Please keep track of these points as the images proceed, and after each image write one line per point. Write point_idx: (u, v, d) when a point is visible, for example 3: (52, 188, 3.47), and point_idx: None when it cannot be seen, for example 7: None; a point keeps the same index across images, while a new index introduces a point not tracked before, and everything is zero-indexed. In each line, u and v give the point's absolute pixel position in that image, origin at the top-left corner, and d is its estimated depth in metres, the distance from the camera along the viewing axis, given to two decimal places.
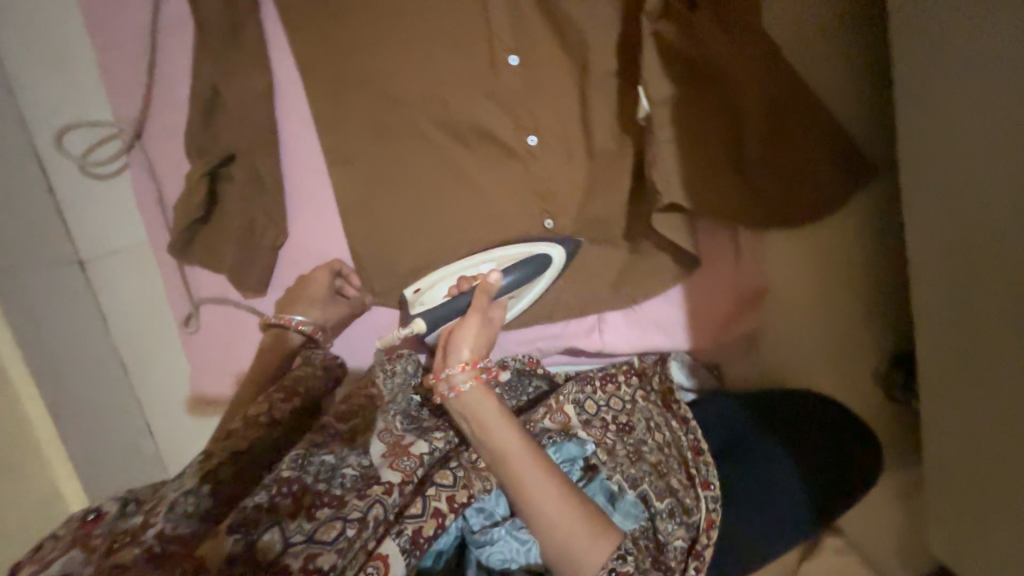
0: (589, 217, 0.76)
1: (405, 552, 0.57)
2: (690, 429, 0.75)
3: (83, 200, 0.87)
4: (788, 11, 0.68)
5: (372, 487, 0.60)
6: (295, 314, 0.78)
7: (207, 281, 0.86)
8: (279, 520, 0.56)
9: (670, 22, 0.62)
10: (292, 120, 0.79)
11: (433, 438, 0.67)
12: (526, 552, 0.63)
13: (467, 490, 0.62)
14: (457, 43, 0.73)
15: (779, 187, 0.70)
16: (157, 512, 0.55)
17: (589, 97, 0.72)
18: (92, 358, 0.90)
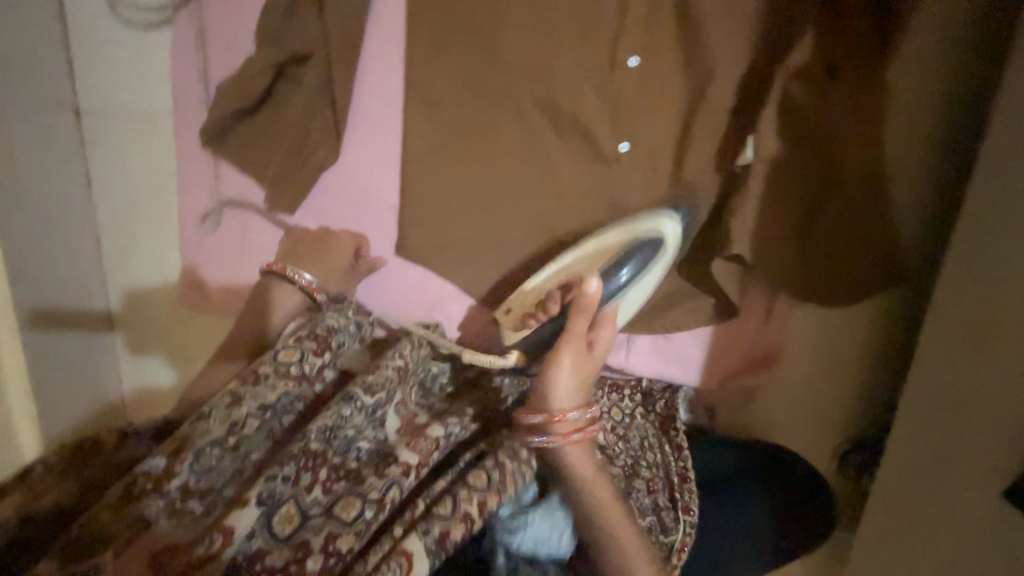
0: (652, 239, 0.76)
1: (429, 552, 0.55)
2: (681, 456, 0.77)
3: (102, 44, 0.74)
4: (903, 107, 0.70)
5: (389, 468, 0.60)
6: (307, 273, 0.73)
7: (230, 177, 0.78)
8: (297, 493, 0.55)
9: (807, 84, 0.62)
10: (382, 38, 0.72)
11: (448, 423, 0.69)
12: (559, 537, 0.65)
13: (497, 497, 0.62)
14: (583, 23, 0.69)
15: (828, 267, 0.74)
16: (181, 461, 0.54)
17: (693, 125, 0.71)
18: (58, 222, 0.79)
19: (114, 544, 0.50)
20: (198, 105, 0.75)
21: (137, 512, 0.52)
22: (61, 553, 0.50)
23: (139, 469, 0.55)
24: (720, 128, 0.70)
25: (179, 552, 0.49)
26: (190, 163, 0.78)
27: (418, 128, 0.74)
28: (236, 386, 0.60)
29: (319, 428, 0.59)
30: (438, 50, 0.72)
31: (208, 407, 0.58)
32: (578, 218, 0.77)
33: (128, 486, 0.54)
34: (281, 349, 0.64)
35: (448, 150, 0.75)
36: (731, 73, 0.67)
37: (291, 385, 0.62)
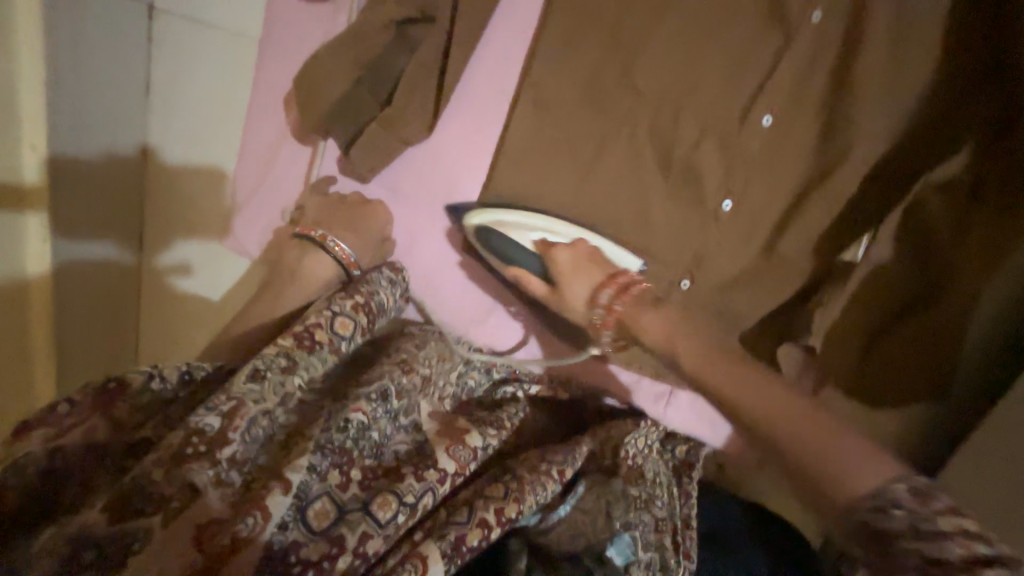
0: (725, 302, 0.73)
1: (446, 558, 0.53)
2: (689, 504, 0.76)
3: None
4: None
5: (427, 472, 0.57)
6: (341, 240, 0.70)
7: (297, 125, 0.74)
8: (331, 488, 0.53)
9: (943, 195, 0.62)
10: (512, 23, 0.67)
11: (488, 434, 0.66)
12: (592, 525, 0.67)
13: (516, 505, 0.59)
14: (730, 66, 0.64)
15: (885, 375, 0.71)
16: (235, 427, 0.52)
17: (806, 202, 0.67)
18: (116, 127, 0.71)
19: (162, 508, 0.47)
20: (298, 42, 0.70)
21: (186, 475, 0.49)
22: (110, 501, 0.47)
23: (191, 425, 0.51)
24: (834, 212, 0.66)
25: (218, 528, 0.48)
26: (271, 100, 0.73)
27: (524, 127, 0.69)
28: (290, 349, 0.58)
29: (354, 425, 0.55)
30: (567, 49, 0.66)
31: (258, 364, 0.56)
32: (658, 262, 0.73)
33: (181, 441, 0.50)
34: (335, 317, 0.62)
35: (549, 159, 0.70)
36: (865, 161, 0.64)
37: (324, 349, 0.60)
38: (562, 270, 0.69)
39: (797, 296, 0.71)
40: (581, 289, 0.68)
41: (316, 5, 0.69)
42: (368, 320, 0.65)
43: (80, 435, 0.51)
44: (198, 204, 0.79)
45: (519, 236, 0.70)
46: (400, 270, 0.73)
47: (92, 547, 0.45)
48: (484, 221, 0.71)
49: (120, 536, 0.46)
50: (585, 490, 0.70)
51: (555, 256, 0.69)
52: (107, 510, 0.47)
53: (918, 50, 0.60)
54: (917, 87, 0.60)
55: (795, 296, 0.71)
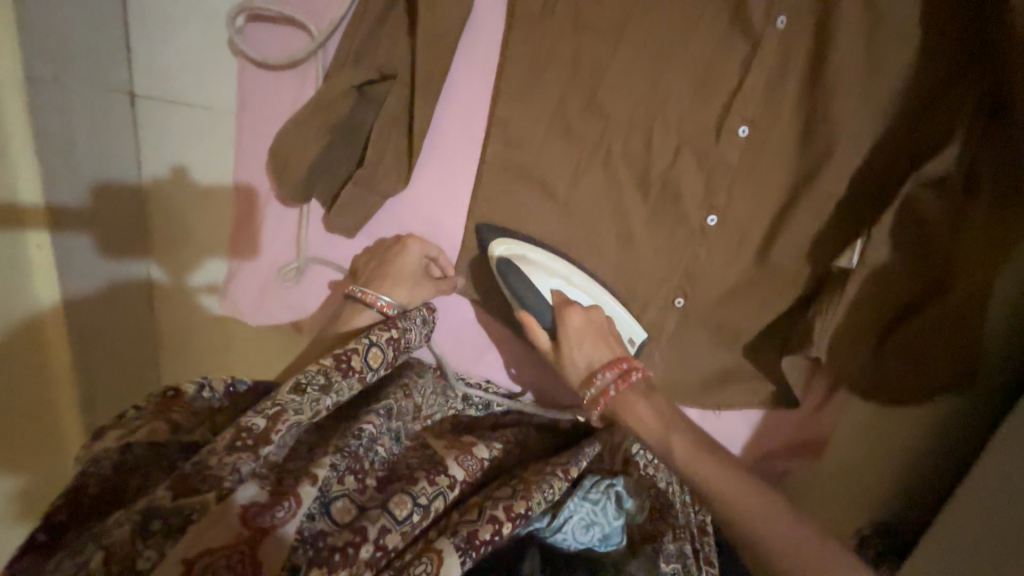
0: (721, 315, 0.73)
1: (460, 551, 0.54)
2: (701, 510, 0.76)
3: (174, 28, 0.72)
4: None
5: (439, 477, 0.60)
6: (381, 294, 0.71)
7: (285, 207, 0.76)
8: (351, 490, 0.56)
9: (938, 193, 0.59)
10: (472, 65, 0.68)
11: (493, 446, 0.69)
12: (603, 512, 0.71)
13: (525, 501, 0.61)
14: (700, 82, 0.63)
15: (901, 378, 0.69)
16: (278, 428, 0.54)
17: (795, 209, 0.65)
18: (118, 204, 0.76)
19: (216, 487, 0.49)
20: (273, 113, 0.73)
21: (235, 462, 0.51)
22: (176, 482, 0.49)
23: (240, 424, 0.54)
24: (825, 215, 0.64)
25: (259, 508, 0.48)
26: (258, 171, 0.76)
27: (499, 166, 0.70)
28: (330, 367, 0.60)
29: (365, 435, 0.59)
30: (532, 84, 0.66)
31: (301, 378, 0.58)
32: (649, 283, 0.73)
33: (230, 438, 0.53)
34: (370, 347, 0.64)
35: (529, 194, 0.71)
36: (850, 161, 0.62)
37: (356, 375, 0.61)
38: (570, 336, 0.67)
39: (797, 303, 0.69)
40: (584, 356, 0.67)
41: (279, 72, 0.71)
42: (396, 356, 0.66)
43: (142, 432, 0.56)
44: (201, 264, 0.83)
45: (540, 279, 0.69)
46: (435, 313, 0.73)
47: (158, 521, 0.47)
48: (511, 254, 0.69)
49: (180, 512, 0.47)
50: (592, 484, 0.73)
51: (566, 319, 0.67)
52: (174, 489, 0.49)
53: (892, 43, 0.57)
54: (897, 82, 0.58)
55: (794, 302, 0.70)
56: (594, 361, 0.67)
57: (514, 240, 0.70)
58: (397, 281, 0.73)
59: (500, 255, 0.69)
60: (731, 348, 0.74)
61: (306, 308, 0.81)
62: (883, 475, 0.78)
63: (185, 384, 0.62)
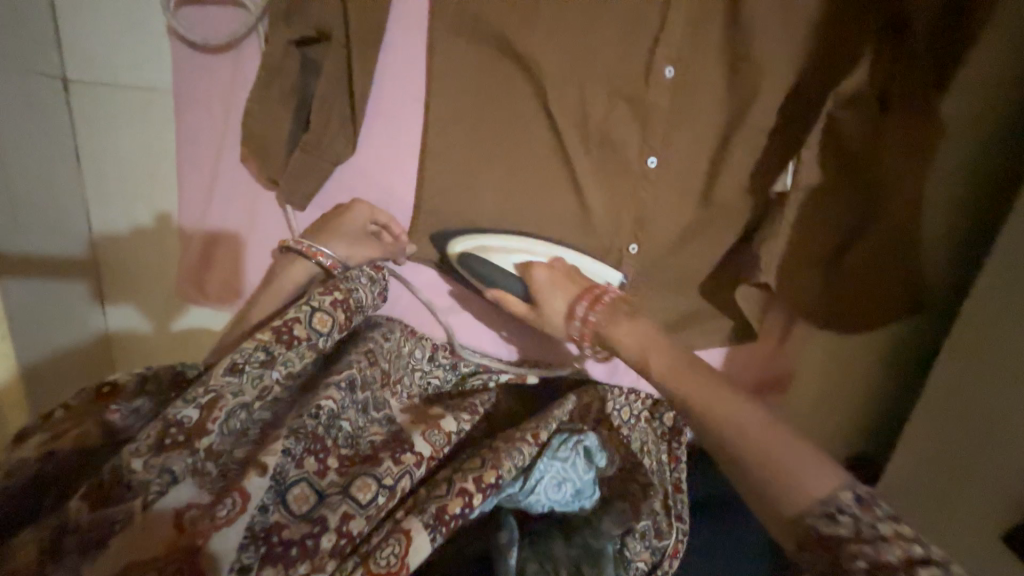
0: (674, 256, 0.74)
1: (428, 528, 0.53)
2: (677, 469, 0.76)
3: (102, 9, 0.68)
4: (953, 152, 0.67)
5: (404, 455, 0.58)
6: (319, 246, 0.68)
7: (236, 186, 0.76)
8: (309, 473, 0.53)
9: (853, 112, 0.62)
10: (405, 25, 0.68)
11: (461, 419, 0.67)
12: (574, 467, 0.66)
13: (495, 470, 0.59)
14: (625, 28, 0.65)
15: (848, 298, 0.71)
16: (214, 418, 0.52)
17: (729, 145, 0.68)
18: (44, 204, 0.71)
19: (142, 494, 0.47)
20: (209, 88, 0.72)
21: (165, 462, 0.49)
22: (92, 489, 0.47)
23: (169, 417, 0.51)
24: (759, 147, 0.67)
25: (197, 513, 0.47)
26: (209, 152, 0.75)
27: (444, 123, 0.71)
28: (268, 341, 0.57)
29: (324, 411, 0.56)
30: (468, 39, 0.67)
31: (236, 357, 0.55)
32: (602, 232, 0.74)
33: (157, 434, 0.50)
34: (313, 313, 0.60)
35: (478, 149, 0.72)
36: (776, 91, 0.64)
37: (302, 344, 0.59)
38: (538, 287, 0.68)
39: (743, 236, 0.72)
40: (558, 299, 0.66)
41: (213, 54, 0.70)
42: (347, 319, 0.63)
43: (67, 439, 0.52)
44: (151, 261, 0.82)
45: (501, 258, 0.71)
46: (379, 271, 0.71)
47: (74, 536, 0.45)
48: (473, 248, 0.72)
49: (98, 526, 0.46)
50: (561, 442, 0.68)
51: (533, 276, 0.68)
52: (88, 500, 0.47)
53: None
54: (809, 11, 0.61)
55: (740, 237, 0.72)
56: (563, 302, 0.66)
57: (474, 234, 0.72)
58: (335, 237, 0.71)
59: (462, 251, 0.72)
60: (687, 289, 0.75)
61: (251, 284, 0.81)
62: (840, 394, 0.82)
63: (121, 379, 0.58)
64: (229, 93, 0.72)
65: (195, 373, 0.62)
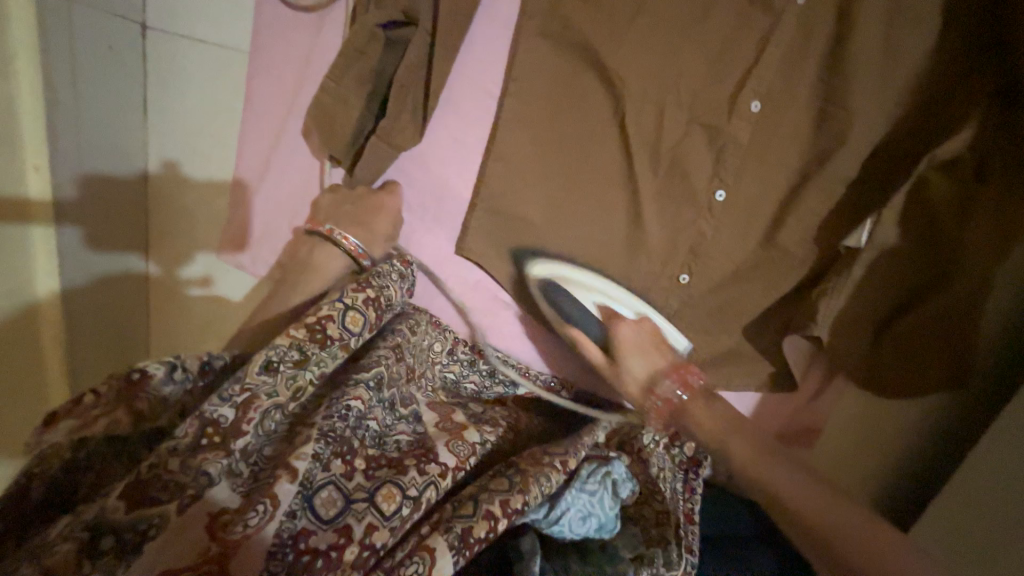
0: (724, 294, 0.72)
1: (454, 550, 0.52)
2: (693, 500, 0.74)
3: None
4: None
5: (429, 466, 0.58)
6: (352, 236, 0.69)
7: (295, 158, 0.75)
8: (336, 478, 0.53)
9: (944, 179, 0.59)
10: (493, 20, 0.67)
11: (484, 430, 0.68)
12: (600, 503, 0.65)
13: (522, 497, 0.58)
14: (716, 56, 0.63)
15: (901, 367, 0.69)
16: (249, 419, 0.51)
17: (803, 191, 0.66)
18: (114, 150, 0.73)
19: (177, 497, 0.47)
20: (286, 58, 0.71)
21: (201, 465, 0.48)
22: (128, 489, 0.46)
23: (205, 415, 0.50)
24: (836, 198, 0.65)
25: (231, 518, 0.47)
26: (278, 122, 0.74)
27: (515, 125, 0.69)
28: (303, 339, 0.56)
29: (353, 412, 0.56)
30: (554, 43, 0.66)
31: (270, 355, 0.54)
32: (655, 257, 0.72)
33: (194, 431, 0.50)
34: (346, 311, 0.60)
35: (544, 156, 0.70)
36: (864, 144, 0.62)
37: (335, 344, 0.58)
38: (624, 342, 0.71)
39: (800, 286, 0.70)
40: (639, 365, 0.70)
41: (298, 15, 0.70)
42: (377, 316, 0.63)
43: (97, 426, 0.50)
44: (199, 220, 0.82)
45: (583, 296, 0.73)
46: (408, 263, 0.72)
47: (109, 537, 0.44)
48: (555, 276, 0.73)
49: (132, 527, 0.45)
50: (589, 473, 0.67)
51: (618, 329, 0.71)
52: (125, 499, 0.46)
53: (913, 26, 0.58)
54: (913, 67, 0.59)
55: (797, 286, 0.70)
56: (657, 368, 0.70)
57: (554, 260, 0.74)
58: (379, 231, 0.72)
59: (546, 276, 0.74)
60: (733, 328, 0.74)
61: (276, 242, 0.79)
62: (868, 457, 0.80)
63: (152, 365, 0.54)
64: (305, 65, 0.71)
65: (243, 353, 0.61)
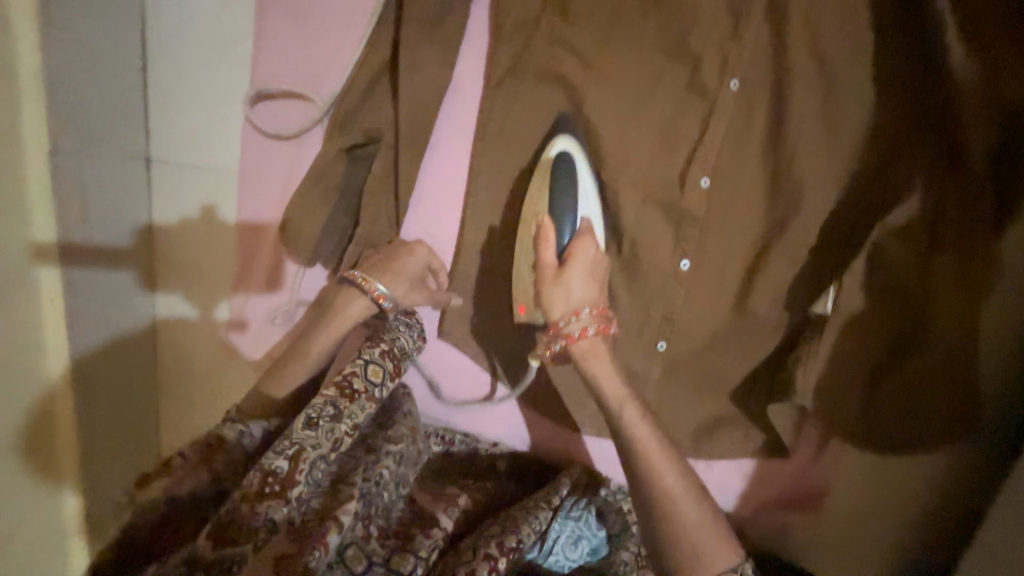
0: (705, 359, 0.72)
1: None
2: None
3: (194, 97, 0.78)
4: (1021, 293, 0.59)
5: (432, 530, 0.60)
6: (380, 284, 0.67)
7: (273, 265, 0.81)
8: (358, 539, 0.58)
9: (903, 241, 0.58)
10: (452, 131, 0.71)
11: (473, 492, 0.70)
12: (586, 525, 0.71)
13: (516, 535, 0.59)
14: (663, 139, 0.66)
15: (903, 426, 0.64)
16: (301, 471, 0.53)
17: (767, 255, 0.66)
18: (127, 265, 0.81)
19: (251, 540, 0.51)
20: (265, 177, 0.78)
21: (268, 511, 0.51)
22: (212, 530, 0.52)
23: (265, 467, 0.53)
24: (800, 262, 0.65)
25: (289, 560, 0.50)
26: (261, 232, 0.80)
27: (479, 215, 0.72)
28: (336, 397, 0.57)
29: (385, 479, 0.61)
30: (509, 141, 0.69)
31: (310, 412, 0.55)
32: (631, 329, 0.73)
33: (257, 483, 0.52)
34: (368, 365, 0.60)
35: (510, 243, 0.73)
36: (817, 208, 0.63)
37: (363, 397, 0.58)
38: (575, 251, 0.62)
39: (779, 349, 0.69)
40: (581, 285, 0.62)
41: (278, 144, 0.76)
42: (397, 368, 0.63)
43: (185, 486, 0.56)
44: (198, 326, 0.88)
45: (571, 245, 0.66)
46: (413, 315, 0.70)
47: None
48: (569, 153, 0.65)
49: (224, 562, 0.51)
50: (573, 503, 0.71)
51: (578, 244, 0.62)
52: (211, 538, 0.51)
53: (846, 98, 0.60)
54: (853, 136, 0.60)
55: (777, 350, 0.69)
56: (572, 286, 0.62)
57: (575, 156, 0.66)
58: (397, 276, 0.69)
59: (558, 154, 0.65)
60: (718, 392, 0.72)
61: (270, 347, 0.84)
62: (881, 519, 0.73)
63: (223, 431, 0.59)
64: (286, 185, 0.77)
65: (278, 420, 0.63)
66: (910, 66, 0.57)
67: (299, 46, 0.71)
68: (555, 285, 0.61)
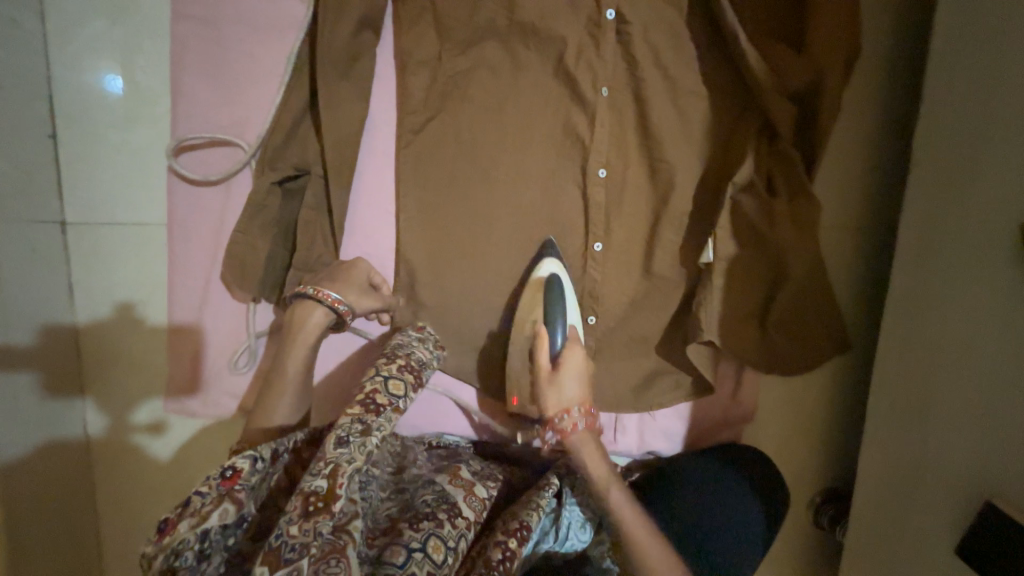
0: (631, 322, 0.82)
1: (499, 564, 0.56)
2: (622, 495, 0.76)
3: (102, 164, 0.79)
4: (836, 209, 0.84)
5: (458, 520, 0.61)
6: (332, 291, 0.70)
7: (221, 312, 0.82)
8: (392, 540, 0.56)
9: (751, 197, 0.75)
10: (375, 159, 0.79)
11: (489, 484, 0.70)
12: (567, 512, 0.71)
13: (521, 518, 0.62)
14: (559, 141, 0.78)
15: (791, 346, 0.80)
16: (342, 484, 0.52)
17: (660, 223, 0.80)
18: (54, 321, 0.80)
19: (305, 553, 0.48)
20: (203, 224, 0.79)
21: (317, 525, 0.49)
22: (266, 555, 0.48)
23: (305, 489, 0.51)
24: (683, 227, 0.80)
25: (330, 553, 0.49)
26: (197, 278, 0.81)
27: (414, 227, 0.79)
28: (362, 413, 0.58)
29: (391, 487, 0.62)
30: (428, 158, 0.78)
31: (340, 431, 0.56)
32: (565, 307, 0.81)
33: (301, 503, 0.50)
34: (387, 380, 0.63)
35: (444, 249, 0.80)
36: (687, 180, 0.78)
37: (388, 409, 0.60)
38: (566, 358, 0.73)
39: (685, 301, 0.82)
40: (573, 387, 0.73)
41: (210, 188, 0.79)
42: (417, 378, 0.66)
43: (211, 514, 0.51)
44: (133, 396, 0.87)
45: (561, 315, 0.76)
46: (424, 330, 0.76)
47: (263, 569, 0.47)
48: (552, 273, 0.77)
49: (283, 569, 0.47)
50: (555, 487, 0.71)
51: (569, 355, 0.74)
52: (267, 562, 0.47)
53: (690, 94, 0.76)
54: (699, 121, 0.77)
55: (682, 302, 0.82)
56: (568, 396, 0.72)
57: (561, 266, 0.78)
58: (347, 283, 0.73)
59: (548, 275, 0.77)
60: (647, 350, 0.83)
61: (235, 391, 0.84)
62: (795, 419, 0.90)
63: (239, 460, 0.55)
64: (222, 228, 0.79)
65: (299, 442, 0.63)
66: (723, 66, 0.76)
67: (219, 93, 0.76)
68: (551, 385, 0.73)
